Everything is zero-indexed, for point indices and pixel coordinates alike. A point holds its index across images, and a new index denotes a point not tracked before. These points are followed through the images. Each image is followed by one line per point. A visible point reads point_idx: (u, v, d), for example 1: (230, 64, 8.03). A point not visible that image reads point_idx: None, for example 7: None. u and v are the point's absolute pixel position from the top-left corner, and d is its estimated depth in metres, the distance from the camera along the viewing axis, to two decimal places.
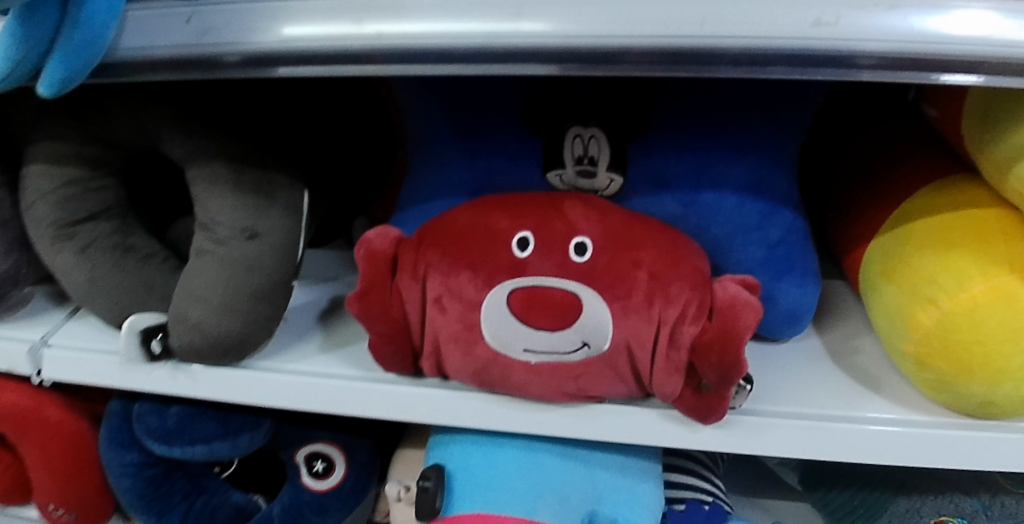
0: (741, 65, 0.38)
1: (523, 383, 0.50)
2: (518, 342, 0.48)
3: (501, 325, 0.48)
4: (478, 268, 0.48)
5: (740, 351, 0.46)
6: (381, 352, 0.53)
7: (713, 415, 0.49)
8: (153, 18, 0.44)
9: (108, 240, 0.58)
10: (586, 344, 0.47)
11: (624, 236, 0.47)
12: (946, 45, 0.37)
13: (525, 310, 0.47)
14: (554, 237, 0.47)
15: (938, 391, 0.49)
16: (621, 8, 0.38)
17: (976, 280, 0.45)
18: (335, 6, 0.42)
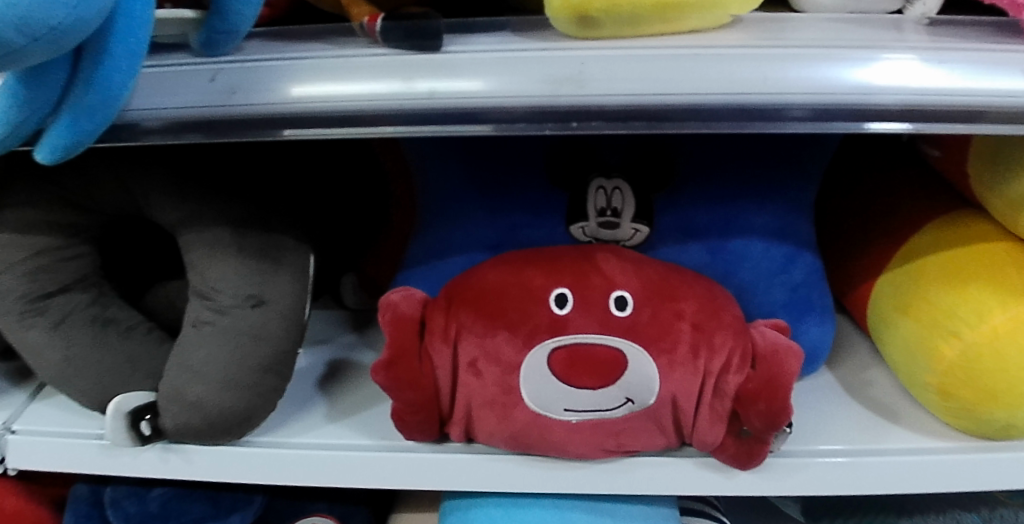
0: (809, 121, 0.38)
1: (562, 445, 0.49)
2: (561, 402, 0.46)
3: (543, 386, 0.46)
4: (516, 328, 0.46)
5: (786, 398, 0.46)
6: (408, 421, 0.50)
7: (754, 461, 0.49)
8: (177, 77, 0.38)
9: (85, 313, 0.51)
10: (630, 400, 0.46)
11: (663, 288, 0.47)
12: (1012, 99, 0.37)
13: (569, 369, 0.46)
14: (593, 293, 0.46)
15: (961, 420, 0.50)
16: (692, 68, 0.37)
17: (996, 312, 0.47)
18: (380, 65, 0.38)
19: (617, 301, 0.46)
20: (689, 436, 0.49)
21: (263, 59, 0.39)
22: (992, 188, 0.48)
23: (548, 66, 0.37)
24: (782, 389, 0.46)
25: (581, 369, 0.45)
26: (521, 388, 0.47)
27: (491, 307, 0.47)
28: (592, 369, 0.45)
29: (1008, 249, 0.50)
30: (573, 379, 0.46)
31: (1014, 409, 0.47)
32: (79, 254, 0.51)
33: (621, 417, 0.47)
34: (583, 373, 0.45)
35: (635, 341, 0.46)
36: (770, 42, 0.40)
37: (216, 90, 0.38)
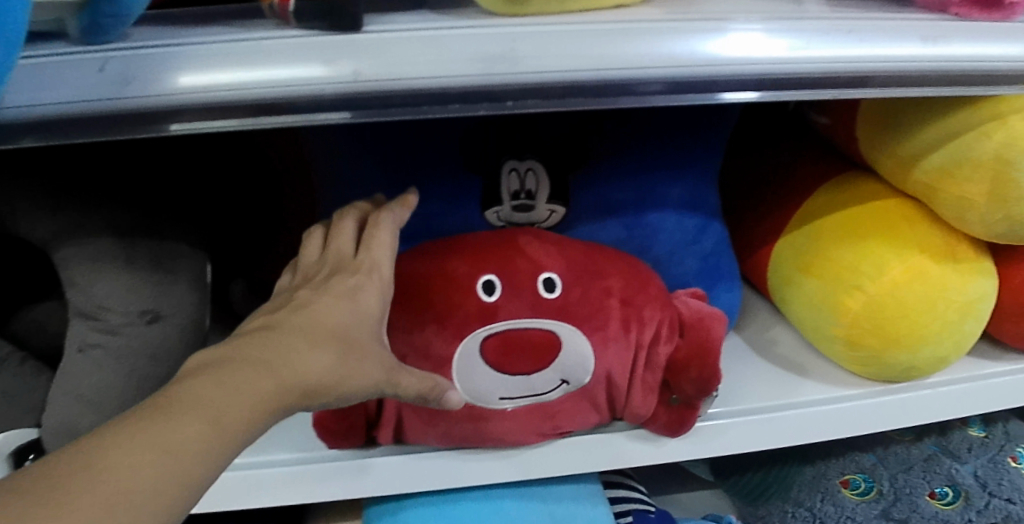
0: (737, 91, 0.41)
1: (499, 434, 0.48)
2: (498, 391, 0.46)
3: (479, 377, 0.45)
4: (445, 320, 0.45)
5: (715, 362, 0.49)
6: (335, 427, 0.48)
7: (682, 429, 0.51)
8: (57, 66, 0.33)
9: None
10: (565, 381, 0.46)
11: (589, 266, 0.47)
12: (892, 62, 0.43)
13: (504, 356, 0.45)
14: (521, 276, 0.45)
15: (865, 364, 0.59)
16: (623, 41, 0.38)
17: (896, 265, 0.55)
18: (295, 46, 0.35)
19: (546, 282, 0.46)
20: (622, 411, 0.49)
21: (158, 44, 0.35)
22: (883, 149, 0.55)
23: (479, 42, 0.36)
24: (710, 352, 0.48)
25: (516, 355, 0.45)
26: (455, 381, 0.45)
27: (417, 300, 0.45)
28: (526, 354, 0.45)
29: (896, 208, 0.57)
30: (508, 366, 0.45)
31: (913, 348, 0.56)
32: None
33: (558, 399, 0.47)
34: (518, 359, 0.45)
35: (566, 322, 0.45)
36: (681, 15, 0.41)
37: (108, 80, 0.33)
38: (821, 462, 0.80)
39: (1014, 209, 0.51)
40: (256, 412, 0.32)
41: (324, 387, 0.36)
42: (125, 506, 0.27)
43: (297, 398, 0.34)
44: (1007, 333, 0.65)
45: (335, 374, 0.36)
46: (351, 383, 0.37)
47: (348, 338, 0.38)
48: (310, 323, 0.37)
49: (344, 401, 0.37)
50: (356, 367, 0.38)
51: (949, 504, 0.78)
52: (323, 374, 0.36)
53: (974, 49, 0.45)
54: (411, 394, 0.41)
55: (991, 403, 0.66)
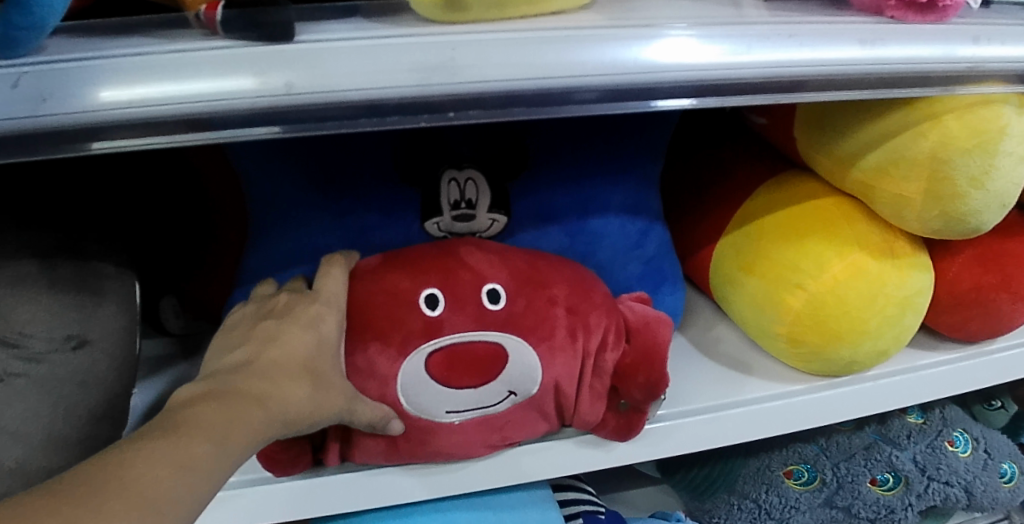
0: (678, 97, 0.41)
1: (448, 449, 0.47)
2: (445, 405, 0.45)
3: (425, 391, 0.44)
4: (387, 337, 0.44)
5: (662, 365, 0.48)
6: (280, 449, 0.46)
7: (632, 433, 0.51)
8: None
9: None
10: (513, 392, 0.45)
11: (532, 276, 0.46)
12: (832, 66, 0.43)
13: (449, 371, 0.44)
14: (464, 289, 0.45)
15: (808, 359, 0.60)
16: (564, 49, 0.37)
17: (835, 262, 0.56)
18: (222, 59, 0.33)
19: (490, 294, 0.45)
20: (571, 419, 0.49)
21: (75, 57, 0.33)
22: (823, 149, 0.56)
23: (416, 52, 0.35)
24: (658, 355, 0.48)
25: (462, 368, 0.44)
26: (402, 397, 0.44)
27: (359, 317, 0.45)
28: (473, 368, 0.44)
29: (834, 206, 0.58)
30: (455, 380, 0.44)
31: (855, 343, 0.57)
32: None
33: (507, 410, 0.46)
34: (464, 372, 0.44)
35: (512, 334, 0.45)
36: (621, 21, 0.40)
37: (22, 97, 0.31)
38: (765, 454, 0.82)
39: (950, 206, 0.53)
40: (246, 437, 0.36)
41: (299, 417, 0.39)
42: (144, 508, 0.30)
43: (276, 426, 0.38)
44: (941, 324, 0.67)
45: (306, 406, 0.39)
46: (321, 413, 0.40)
47: (323, 373, 0.41)
48: (283, 356, 0.40)
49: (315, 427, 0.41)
50: (326, 400, 0.41)
51: (889, 489, 0.83)
52: (300, 406, 0.39)
53: (907, 51, 0.45)
54: (363, 423, 0.43)
55: (928, 392, 0.68)
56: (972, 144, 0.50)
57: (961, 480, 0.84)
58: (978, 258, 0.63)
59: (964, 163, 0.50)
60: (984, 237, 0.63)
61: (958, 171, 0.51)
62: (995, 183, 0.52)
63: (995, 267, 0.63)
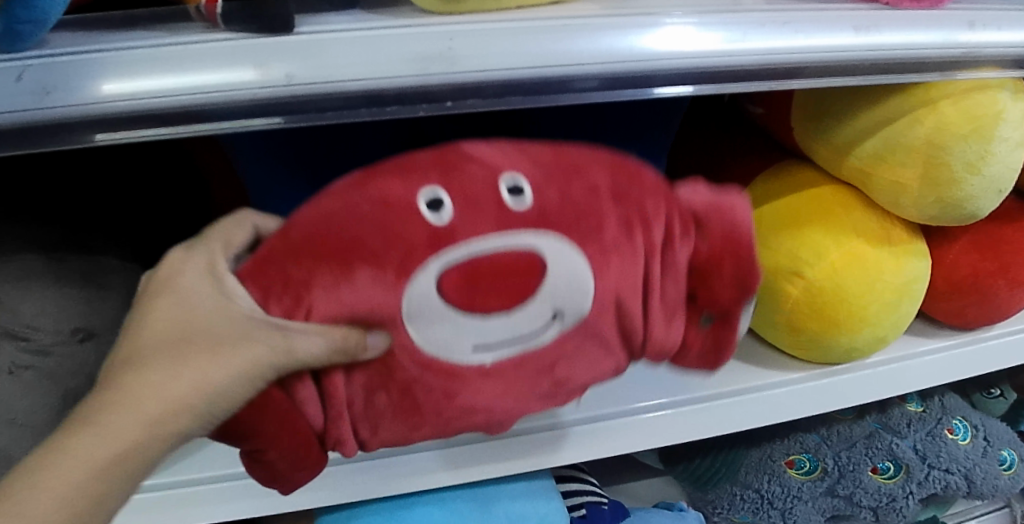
0: (674, 85, 0.41)
1: (481, 402, 0.39)
2: (477, 335, 0.37)
3: (446, 325, 0.37)
4: (386, 274, 0.35)
5: (750, 261, 0.41)
6: (287, 454, 0.39)
7: (717, 359, 0.44)
8: None
9: None
10: (560, 314, 0.38)
11: (588, 208, 0.37)
12: (826, 54, 0.43)
13: (478, 292, 0.36)
14: (476, 187, 0.36)
15: (808, 347, 0.60)
16: (561, 39, 0.38)
17: (834, 250, 0.56)
18: (223, 51, 0.33)
19: (512, 188, 0.37)
20: (639, 350, 0.42)
21: (77, 52, 0.33)
22: (819, 137, 0.56)
23: (416, 41, 0.35)
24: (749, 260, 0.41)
25: (496, 294, 0.36)
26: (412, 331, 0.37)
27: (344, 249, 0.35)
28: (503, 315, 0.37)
29: (831, 194, 0.58)
30: (485, 300, 0.36)
31: (853, 330, 0.58)
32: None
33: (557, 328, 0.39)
34: (495, 288, 0.36)
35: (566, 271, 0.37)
36: (618, 10, 0.41)
37: (26, 91, 0.31)
38: (767, 444, 0.82)
39: (946, 192, 0.53)
40: (190, 411, 0.35)
41: (228, 380, 0.36)
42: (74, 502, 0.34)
43: (192, 395, 0.35)
44: (939, 311, 0.68)
45: (239, 360, 0.35)
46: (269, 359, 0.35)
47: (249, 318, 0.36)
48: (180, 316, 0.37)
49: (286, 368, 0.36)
50: (266, 346, 0.35)
51: (890, 477, 0.84)
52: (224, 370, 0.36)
53: (901, 38, 0.46)
54: (320, 353, 0.35)
55: (926, 380, 0.68)
56: (968, 130, 0.50)
57: (961, 467, 0.85)
58: (976, 246, 0.63)
59: (961, 149, 0.51)
60: (980, 224, 0.64)
61: (954, 157, 0.51)
62: (991, 169, 0.52)
63: (992, 253, 0.63)
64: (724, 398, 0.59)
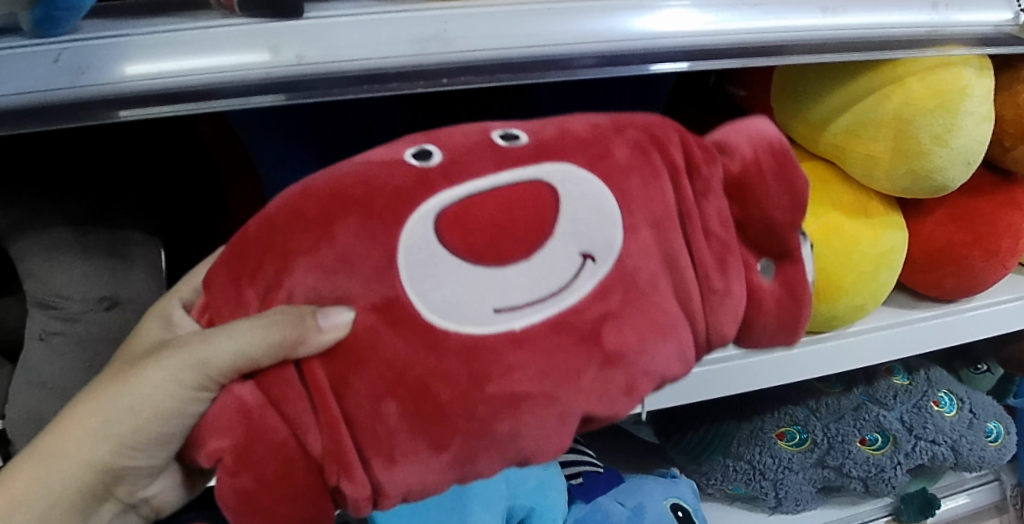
0: (659, 63, 0.44)
1: (521, 388, 0.32)
2: (495, 288, 0.32)
3: (450, 281, 0.31)
4: (374, 228, 0.31)
5: (790, 167, 0.38)
6: (261, 476, 0.32)
7: (799, 320, 0.40)
8: (11, 58, 0.35)
9: None
10: (588, 256, 0.33)
11: (588, 141, 0.35)
12: (795, 33, 0.47)
13: (480, 234, 0.31)
14: (464, 137, 0.34)
15: None
16: (547, 22, 0.41)
17: (814, 222, 0.59)
18: (240, 34, 0.37)
19: (505, 136, 0.35)
20: (705, 332, 0.36)
21: (109, 35, 0.36)
22: (796, 115, 0.59)
23: (415, 25, 0.39)
24: (797, 178, 0.38)
25: (500, 231, 0.32)
26: (417, 299, 0.31)
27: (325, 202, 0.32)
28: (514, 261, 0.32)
29: (811, 169, 0.61)
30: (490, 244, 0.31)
31: (833, 299, 0.61)
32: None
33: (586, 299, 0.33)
34: (497, 225, 0.32)
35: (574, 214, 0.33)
36: None
37: (64, 70, 0.35)
38: (758, 417, 0.85)
39: (916, 164, 0.56)
40: (143, 417, 0.37)
41: (157, 395, 0.36)
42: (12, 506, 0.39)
43: (124, 414, 0.37)
44: (916, 282, 0.71)
45: (201, 353, 0.34)
46: (225, 344, 0.33)
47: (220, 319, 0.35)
48: (130, 349, 0.41)
49: (247, 362, 0.32)
50: (224, 333, 0.33)
51: (879, 448, 0.86)
52: (154, 384, 0.37)
53: (868, 18, 0.49)
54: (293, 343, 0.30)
55: (906, 348, 0.72)
56: (934, 105, 0.53)
57: (947, 438, 0.87)
58: (950, 218, 0.67)
59: (927, 122, 0.54)
60: (954, 198, 0.67)
61: (921, 130, 0.54)
62: (958, 141, 0.55)
63: (966, 225, 0.67)
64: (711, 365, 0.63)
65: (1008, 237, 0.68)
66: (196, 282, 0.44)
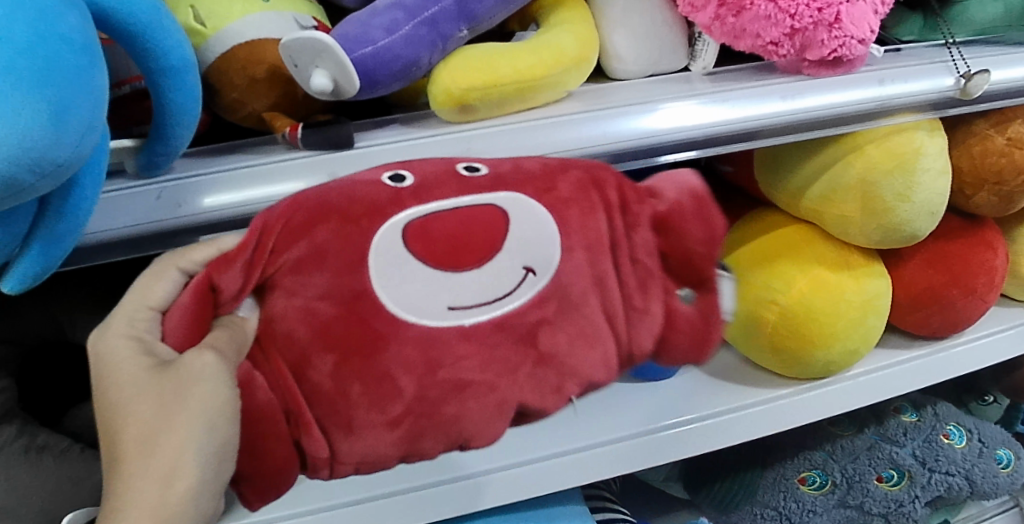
0: (659, 155, 0.53)
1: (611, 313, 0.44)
2: (509, 277, 0.40)
3: (449, 289, 0.39)
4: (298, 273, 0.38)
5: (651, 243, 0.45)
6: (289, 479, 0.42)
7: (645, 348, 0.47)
8: (119, 198, 0.44)
9: (17, 443, 0.53)
10: None
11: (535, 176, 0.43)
12: (763, 119, 0.55)
13: (443, 245, 0.39)
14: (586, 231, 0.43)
15: (793, 365, 0.70)
16: (555, 133, 0.49)
17: (800, 278, 0.66)
18: (302, 166, 0.46)
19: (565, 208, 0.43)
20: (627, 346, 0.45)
21: (196, 174, 0.46)
22: (776, 186, 0.67)
23: (443, 147, 0.47)
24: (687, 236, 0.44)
25: (460, 244, 0.39)
26: (383, 291, 0.39)
27: (316, 202, 0.40)
28: None
29: (795, 232, 0.69)
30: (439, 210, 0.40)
31: (828, 345, 0.68)
32: (7, 386, 0.55)
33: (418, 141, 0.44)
34: (460, 236, 0.39)
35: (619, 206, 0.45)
36: (600, 105, 0.52)
37: (165, 205, 0.44)
38: (779, 465, 0.88)
39: (884, 219, 0.63)
40: (187, 470, 0.35)
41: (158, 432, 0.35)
42: None
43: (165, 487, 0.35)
44: (907, 323, 0.77)
45: (130, 434, 0.35)
46: (192, 432, 0.35)
47: (128, 373, 0.36)
48: (133, 426, 0.35)
49: (232, 360, 0.38)
50: (167, 379, 0.36)
51: (895, 484, 0.87)
52: (151, 427, 0.35)
53: (825, 99, 0.57)
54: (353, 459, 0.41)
55: (902, 386, 0.78)
56: (891, 167, 0.61)
57: (959, 468, 0.89)
58: (929, 262, 0.74)
59: (888, 183, 0.61)
60: (930, 243, 0.74)
61: (884, 190, 0.62)
62: (918, 196, 0.62)
63: (943, 267, 0.73)
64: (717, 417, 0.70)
65: (983, 274, 0.75)
66: (156, 296, 0.40)
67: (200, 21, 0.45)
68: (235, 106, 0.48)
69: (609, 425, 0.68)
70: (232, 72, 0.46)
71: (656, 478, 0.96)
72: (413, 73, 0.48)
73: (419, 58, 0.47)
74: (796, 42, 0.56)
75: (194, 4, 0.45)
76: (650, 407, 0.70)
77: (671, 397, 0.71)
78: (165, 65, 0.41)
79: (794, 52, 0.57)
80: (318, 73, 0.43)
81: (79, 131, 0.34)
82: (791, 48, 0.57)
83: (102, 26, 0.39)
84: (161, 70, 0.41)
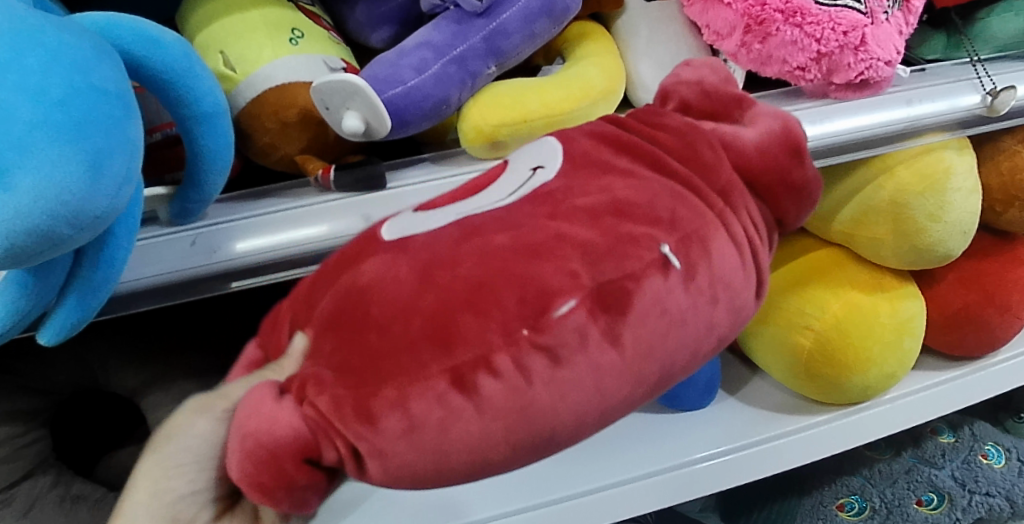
0: None
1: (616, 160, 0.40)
2: (517, 179, 0.37)
3: (447, 211, 0.36)
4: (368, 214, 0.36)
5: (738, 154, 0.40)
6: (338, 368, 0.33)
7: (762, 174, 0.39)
8: (155, 245, 0.44)
9: (51, 494, 0.54)
10: None
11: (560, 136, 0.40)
12: None
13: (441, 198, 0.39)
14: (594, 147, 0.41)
15: (830, 391, 0.69)
16: None
17: (834, 302, 0.66)
18: (342, 207, 0.46)
19: None
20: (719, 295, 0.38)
21: (230, 220, 0.46)
22: None
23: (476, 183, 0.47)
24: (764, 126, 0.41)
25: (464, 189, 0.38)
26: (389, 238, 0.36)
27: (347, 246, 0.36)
28: None
29: (827, 255, 0.68)
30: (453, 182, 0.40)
31: (864, 370, 0.67)
32: (38, 438, 0.55)
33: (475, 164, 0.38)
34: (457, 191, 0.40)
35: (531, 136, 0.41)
36: None
37: (199, 250, 0.44)
38: (817, 491, 0.86)
39: (917, 240, 0.63)
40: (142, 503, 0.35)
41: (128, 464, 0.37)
42: None
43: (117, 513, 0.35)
44: (941, 343, 0.76)
45: None
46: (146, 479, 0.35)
47: None
48: None
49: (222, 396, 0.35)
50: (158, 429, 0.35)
51: (935, 507, 0.86)
52: None
53: (855, 122, 0.56)
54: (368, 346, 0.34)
55: (942, 408, 0.77)
56: (922, 187, 0.60)
57: (1000, 489, 0.86)
58: (962, 281, 0.73)
59: (920, 203, 0.61)
60: (963, 262, 0.73)
61: (915, 211, 0.61)
62: (950, 215, 0.62)
63: (977, 286, 0.72)
64: (734, 452, 0.70)
65: (1019, 291, 0.73)
66: None
67: (231, 67, 0.46)
68: (267, 150, 0.48)
69: (647, 458, 0.69)
70: (264, 117, 0.46)
71: (691, 508, 0.95)
72: (443, 112, 0.48)
73: (448, 96, 0.47)
74: (823, 66, 0.56)
75: (224, 51, 0.46)
76: (677, 440, 0.71)
77: (702, 429, 0.72)
78: (198, 112, 0.41)
79: (821, 76, 0.57)
80: (350, 114, 0.43)
81: (116, 182, 0.34)
82: (819, 72, 0.56)
83: (136, 74, 0.39)
84: (194, 117, 0.41)
